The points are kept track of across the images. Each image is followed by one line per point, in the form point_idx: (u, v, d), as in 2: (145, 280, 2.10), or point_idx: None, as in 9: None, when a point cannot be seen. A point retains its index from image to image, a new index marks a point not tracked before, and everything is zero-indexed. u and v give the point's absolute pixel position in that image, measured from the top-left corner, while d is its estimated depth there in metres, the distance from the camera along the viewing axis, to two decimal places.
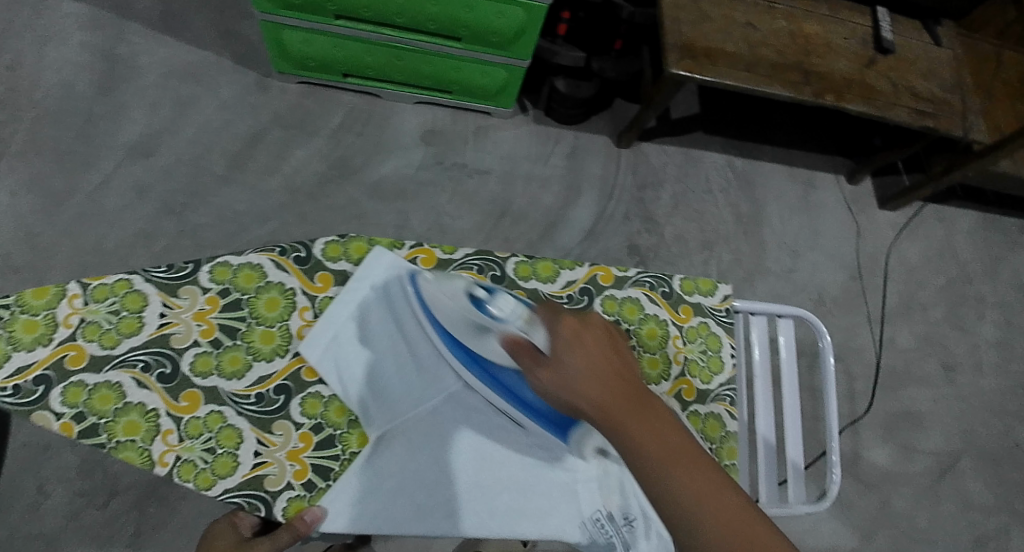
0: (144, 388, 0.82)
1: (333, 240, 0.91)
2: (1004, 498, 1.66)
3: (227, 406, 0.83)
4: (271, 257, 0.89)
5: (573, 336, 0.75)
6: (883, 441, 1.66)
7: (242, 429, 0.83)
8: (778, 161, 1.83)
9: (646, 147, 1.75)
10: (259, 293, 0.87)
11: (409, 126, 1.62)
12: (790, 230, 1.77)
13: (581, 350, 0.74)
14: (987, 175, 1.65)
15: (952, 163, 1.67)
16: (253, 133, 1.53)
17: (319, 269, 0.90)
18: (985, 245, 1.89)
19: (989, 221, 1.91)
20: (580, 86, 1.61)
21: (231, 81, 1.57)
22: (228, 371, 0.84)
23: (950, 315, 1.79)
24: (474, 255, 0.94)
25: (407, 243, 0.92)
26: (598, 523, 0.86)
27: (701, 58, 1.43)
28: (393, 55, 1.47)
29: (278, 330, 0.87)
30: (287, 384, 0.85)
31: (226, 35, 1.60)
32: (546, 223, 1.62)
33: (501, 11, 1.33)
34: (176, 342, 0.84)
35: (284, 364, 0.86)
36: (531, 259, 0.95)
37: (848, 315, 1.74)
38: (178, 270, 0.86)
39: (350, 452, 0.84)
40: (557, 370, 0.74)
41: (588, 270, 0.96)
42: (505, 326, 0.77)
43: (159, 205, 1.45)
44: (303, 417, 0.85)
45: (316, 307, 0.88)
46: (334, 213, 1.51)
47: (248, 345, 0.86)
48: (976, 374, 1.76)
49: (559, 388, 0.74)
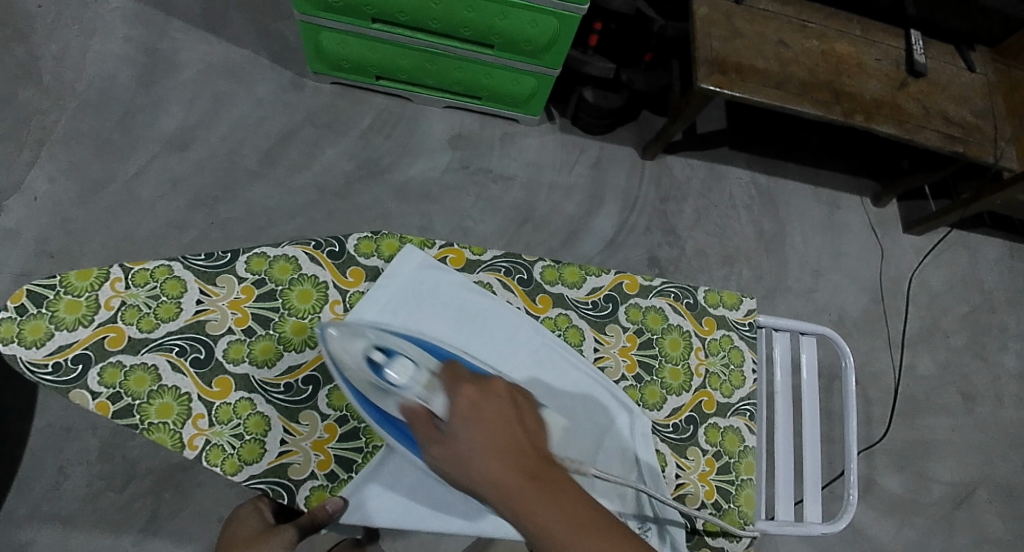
0: (178, 373, 0.84)
1: (366, 236, 0.92)
2: (1018, 531, 1.64)
3: (256, 394, 0.85)
4: (305, 250, 0.91)
5: (470, 407, 0.72)
6: (898, 467, 1.64)
7: (270, 416, 0.84)
8: (803, 179, 1.83)
9: (671, 160, 1.76)
10: (292, 285, 0.89)
11: (438, 130, 1.64)
12: (812, 250, 1.77)
13: (475, 421, 0.71)
14: (1016, 204, 1.64)
15: (981, 190, 1.66)
16: (285, 130, 1.56)
17: (351, 264, 0.91)
18: (1010, 276, 1.87)
19: (1015, 251, 1.89)
20: (609, 97, 1.62)
21: (267, 79, 1.59)
22: (259, 359, 0.86)
23: (972, 344, 1.78)
24: (503, 258, 0.95)
25: (436, 242, 0.94)
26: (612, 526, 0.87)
27: (731, 74, 1.44)
28: (426, 60, 1.49)
29: (308, 322, 0.88)
30: (315, 374, 0.87)
31: (264, 35, 1.63)
32: (568, 231, 1.63)
33: (535, 20, 1.34)
34: (211, 328, 0.86)
35: (314, 356, 0.87)
36: (558, 264, 0.96)
37: (868, 337, 1.73)
38: (216, 258, 0.88)
39: (373, 445, 0.85)
40: (449, 443, 0.71)
41: (614, 277, 0.97)
42: (405, 393, 0.75)
43: (191, 197, 1.47)
44: (330, 409, 0.86)
45: (346, 301, 0.90)
46: (360, 212, 1.53)
47: (279, 336, 0.87)
48: (996, 405, 1.74)
49: (453, 462, 0.70)
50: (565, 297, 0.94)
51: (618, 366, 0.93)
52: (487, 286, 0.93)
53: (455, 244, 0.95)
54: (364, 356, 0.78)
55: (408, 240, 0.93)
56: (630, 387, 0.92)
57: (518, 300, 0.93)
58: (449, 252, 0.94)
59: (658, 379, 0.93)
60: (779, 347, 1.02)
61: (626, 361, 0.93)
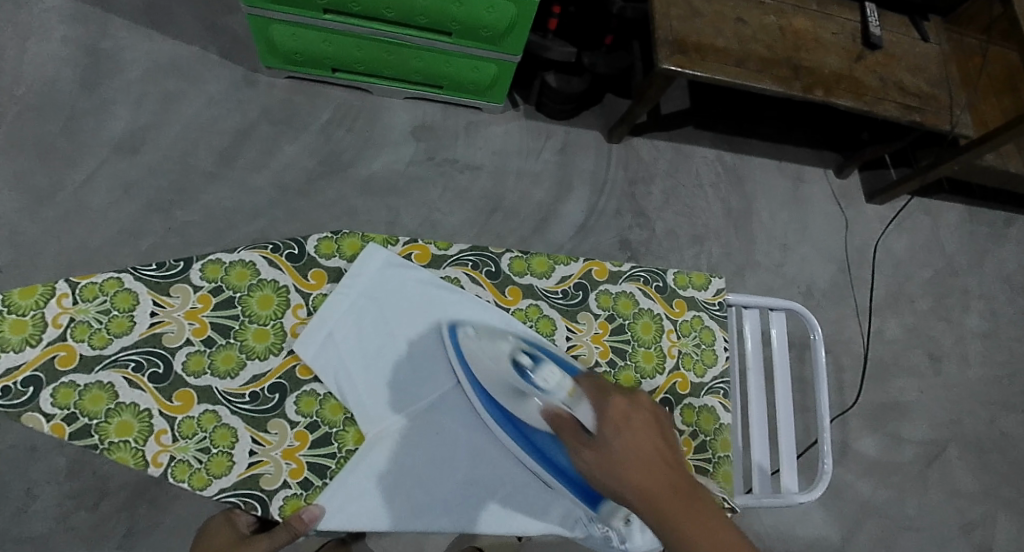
0: (136, 389, 0.81)
1: (327, 236, 0.91)
2: (990, 486, 1.68)
3: (220, 405, 0.83)
4: (263, 254, 0.88)
5: (619, 414, 0.73)
6: (872, 431, 1.67)
7: (237, 428, 0.82)
8: (767, 155, 1.84)
9: (636, 141, 1.75)
10: (252, 291, 0.87)
11: (399, 122, 1.61)
12: (779, 225, 1.78)
13: (627, 431, 0.72)
14: (974, 169, 1.68)
15: (940, 157, 1.69)
16: (241, 129, 1.52)
17: (312, 266, 0.89)
18: (971, 239, 1.90)
19: (974, 214, 1.93)
20: (571, 82, 1.61)
21: (219, 76, 1.55)
22: (221, 370, 0.84)
23: (937, 307, 1.81)
24: (469, 251, 0.94)
25: (400, 239, 0.92)
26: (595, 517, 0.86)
27: (691, 53, 1.43)
28: (382, 51, 1.46)
29: (271, 328, 0.86)
30: (282, 381, 0.85)
31: (212, 30, 1.59)
32: (537, 218, 1.62)
33: (491, 5, 1.32)
34: (168, 341, 0.83)
35: (279, 362, 0.85)
36: (526, 254, 0.95)
37: (837, 307, 1.75)
38: (169, 268, 0.86)
39: (346, 450, 0.84)
40: (600, 448, 0.72)
41: (582, 265, 0.96)
42: (550, 397, 0.76)
43: (146, 203, 1.43)
44: (299, 416, 0.84)
45: (310, 304, 0.88)
46: (324, 209, 1.50)
47: (241, 344, 0.85)
48: (962, 364, 1.77)
49: (600, 467, 0.72)
50: (534, 287, 0.93)
51: (591, 353, 0.93)
52: (455, 281, 0.92)
53: (419, 240, 0.93)
54: (509, 359, 0.79)
55: (372, 239, 0.91)
56: (604, 373, 0.92)
57: (487, 294, 0.92)
58: (414, 249, 0.92)
59: (632, 364, 0.93)
60: (750, 323, 1.02)
61: (598, 347, 0.93)
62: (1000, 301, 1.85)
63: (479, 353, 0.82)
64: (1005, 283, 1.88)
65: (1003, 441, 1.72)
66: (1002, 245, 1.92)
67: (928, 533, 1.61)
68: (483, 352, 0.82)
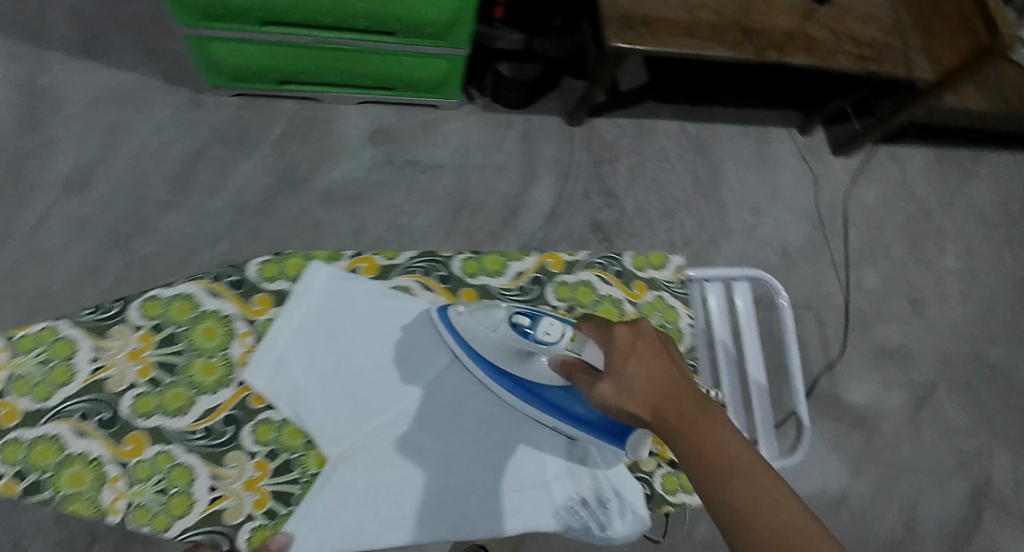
0: (85, 438, 0.80)
1: (268, 259, 0.89)
2: (983, 421, 1.70)
3: (174, 444, 0.82)
4: (203, 285, 0.87)
5: (624, 344, 0.76)
6: (861, 382, 1.68)
7: (193, 465, 0.82)
8: (731, 121, 1.84)
9: (598, 122, 1.75)
10: (195, 324, 0.86)
11: (354, 128, 1.59)
12: (749, 189, 1.78)
13: (633, 357, 0.76)
14: (933, 111, 1.70)
15: (899, 103, 1.70)
16: (192, 152, 1.50)
17: (256, 291, 0.88)
18: (940, 180, 1.92)
19: (941, 155, 1.94)
20: (525, 69, 1.61)
21: (163, 101, 1.53)
22: (171, 409, 0.83)
23: (913, 252, 1.82)
24: (419, 258, 0.94)
25: (346, 253, 0.92)
26: (571, 509, 0.89)
27: (640, 28, 1.42)
28: (328, 57, 1.42)
29: (219, 361, 0.86)
30: (235, 413, 0.84)
31: (152, 54, 1.56)
32: (506, 210, 1.61)
33: (432, 1, 1.29)
34: (112, 386, 0.82)
35: (230, 394, 0.85)
36: (478, 255, 0.94)
37: (814, 264, 1.76)
38: (105, 310, 0.84)
39: (310, 474, 0.84)
40: (611, 379, 0.76)
41: (537, 259, 0.95)
42: (556, 347, 0.82)
43: (103, 239, 1.41)
44: (256, 446, 0.84)
45: (257, 331, 0.87)
46: (286, 225, 1.48)
47: (190, 380, 0.84)
48: (943, 305, 1.79)
49: (614, 397, 0.75)
50: (489, 287, 0.93)
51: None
52: (406, 289, 0.93)
53: (366, 252, 0.93)
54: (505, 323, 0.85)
55: (314, 256, 0.90)
56: None
57: (440, 298, 0.93)
58: (360, 262, 0.92)
59: None
60: (715, 297, 1.03)
61: None
62: (974, 238, 1.87)
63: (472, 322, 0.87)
64: (978, 220, 1.90)
65: (991, 376, 1.74)
66: (971, 182, 1.94)
67: (928, 475, 1.62)
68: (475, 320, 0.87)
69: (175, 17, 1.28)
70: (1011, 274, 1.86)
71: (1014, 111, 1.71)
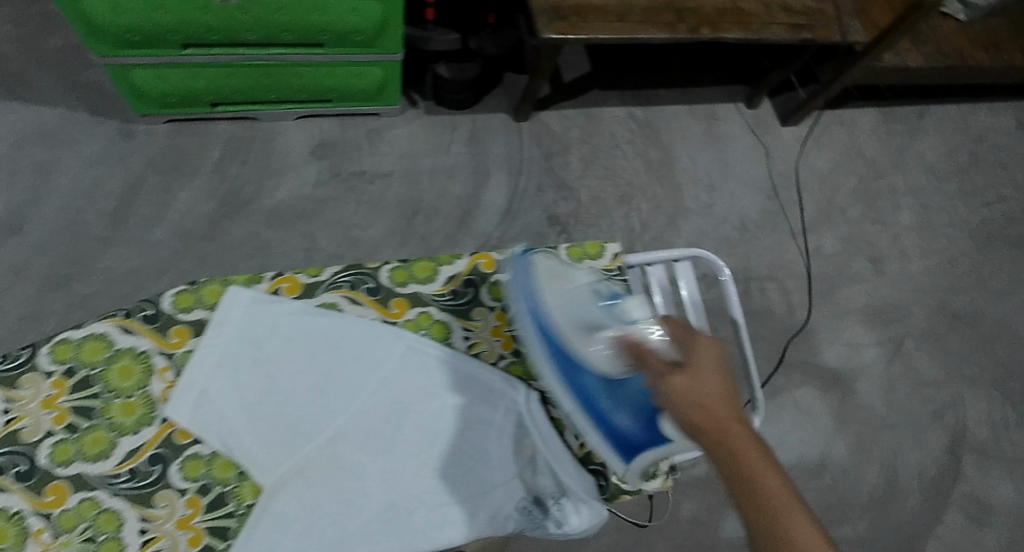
0: (5, 491, 0.81)
1: (182, 289, 0.89)
2: (953, 370, 1.72)
3: (99, 490, 0.82)
4: (115, 323, 0.87)
5: (701, 357, 0.79)
6: (829, 346, 1.69)
7: (121, 510, 0.82)
8: (677, 102, 1.84)
9: (545, 115, 1.74)
10: (110, 364, 0.86)
11: (295, 143, 1.57)
12: (701, 167, 1.79)
13: (710, 368, 0.79)
14: (873, 73, 1.72)
15: (839, 69, 1.71)
16: (128, 184, 1.47)
17: (171, 323, 0.88)
18: (888, 138, 1.94)
19: (888, 114, 1.97)
20: (464, 68, 1.59)
21: (93, 134, 1.50)
22: (91, 453, 0.83)
23: (869, 212, 1.84)
24: (344, 272, 0.94)
25: (266, 275, 0.93)
26: (527, 510, 0.89)
27: (571, 17, 1.41)
28: (257, 75, 1.40)
29: (138, 399, 0.86)
30: (160, 452, 0.84)
31: (76, 87, 1.53)
32: (460, 212, 1.60)
33: (354, 7, 1.27)
34: (28, 436, 0.82)
35: (153, 432, 0.85)
36: (406, 263, 0.96)
37: (772, 235, 1.77)
38: (15, 360, 0.84)
39: (245, 505, 0.84)
40: (684, 376, 0.78)
41: (469, 261, 0.97)
42: (637, 325, 0.86)
43: (42, 282, 1.38)
44: (185, 482, 0.84)
45: (176, 364, 0.87)
46: (233, 250, 1.46)
47: (109, 422, 0.84)
48: (903, 260, 1.81)
49: (681, 395, 0.78)
50: (420, 295, 0.95)
51: (493, 348, 0.96)
52: (333, 305, 0.93)
53: (287, 272, 0.93)
54: (590, 293, 0.91)
55: (230, 280, 0.91)
56: (512, 364, 0.96)
57: (369, 311, 0.93)
58: (283, 282, 0.93)
59: None
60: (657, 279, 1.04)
61: (500, 340, 0.96)
62: (928, 193, 1.90)
63: (551, 286, 0.92)
64: (930, 174, 1.92)
65: (957, 324, 1.77)
66: (920, 137, 1.97)
67: (904, 429, 1.64)
68: (554, 285, 0.92)
69: (91, 47, 1.26)
70: (966, 223, 1.89)
71: (953, 63, 1.74)
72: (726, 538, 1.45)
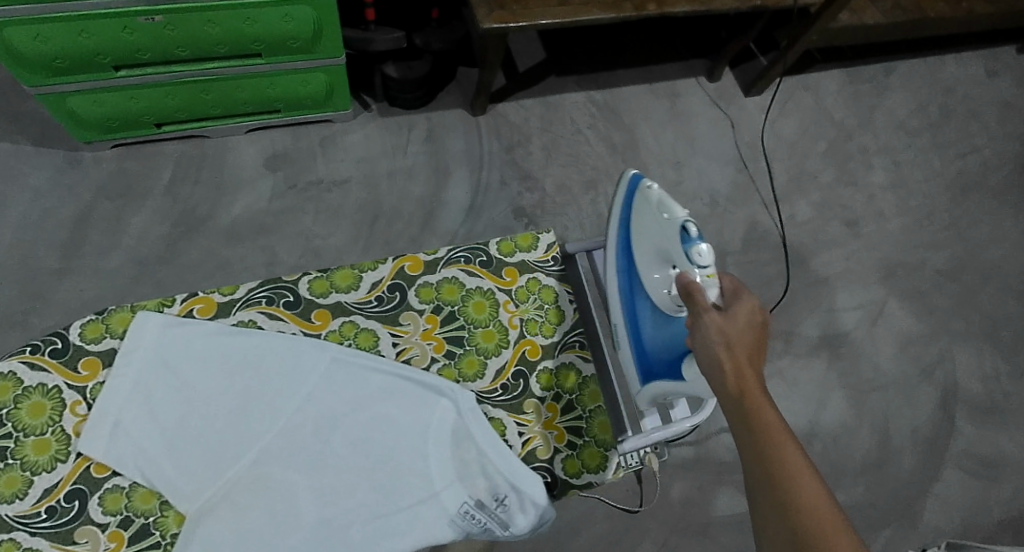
0: None
1: (91, 319, 0.88)
2: (938, 326, 1.71)
3: (16, 531, 0.81)
4: (22, 359, 0.85)
5: (744, 313, 0.81)
6: (810, 314, 1.68)
7: (41, 550, 0.80)
8: (637, 82, 1.83)
9: (502, 107, 1.73)
10: (18, 402, 0.84)
11: (248, 157, 1.55)
12: (666, 145, 1.78)
13: (745, 322, 0.81)
14: (830, 34, 1.71)
15: (795, 33, 1.70)
16: (80, 214, 1.45)
17: (82, 355, 0.87)
18: (855, 99, 1.93)
19: (853, 75, 1.96)
20: (412, 67, 1.57)
21: (40, 166, 1.48)
22: (6, 494, 0.81)
23: (841, 175, 1.84)
24: (261, 287, 0.93)
25: (177, 298, 0.91)
26: (468, 515, 0.86)
27: (512, 5, 1.39)
28: (198, 91, 1.38)
29: (51, 436, 0.84)
30: (78, 487, 0.83)
31: (19, 120, 1.50)
32: (423, 212, 1.59)
33: (287, 15, 1.25)
34: None
35: (69, 469, 0.83)
36: (327, 272, 0.95)
37: (743, 207, 1.76)
38: None
39: (170, 535, 0.83)
40: (720, 318, 0.81)
41: (394, 265, 0.97)
42: (697, 269, 0.84)
43: (0, 320, 1.36)
44: (106, 517, 0.82)
45: (88, 397, 0.86)
46: (192, 271, 1.45)
47: (22, 462, 0.83)
48: (880, 221, 1.80)
49: (713, 333, 0.80)
50: (343, 304, 0.94)
51: (424, 352, 0.94)
52: (250, 322, 0.92)
53: (200, 292, 0.92)
54: (674, 224, 0.88)
55: (141, 307, 0.89)
56: (445, 366, 0.94)
57: (290, 325, 0.93)
58: (195, 303, 0.91)
59: (472, 348, 0.95)
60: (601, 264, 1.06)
61: (431, 343, 0.95)
62: (900, 150, 1.89)
63: (646, 208, 0.93)
64: (900, 131, 1.92)
65: (939, 280, 1.76)
66: (887, 95, 1.96)
67: (892, 390, 1.63)
68: (644, 208, 0.94)
69: (22, 78, 1.25)
70: (942, 177, 1.88)
71: (916, 17, 1.71)
72: (718, 518, 1.44)
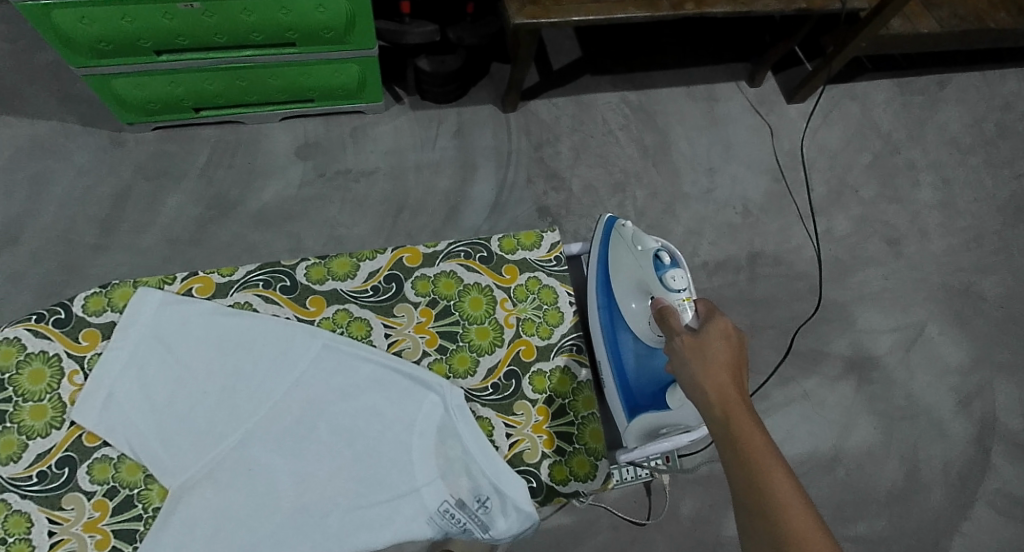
0: None
1: (94, 292, 0.93)
2: (979, 353, 1.66)
3: (9, 492, 0.86)
4: (26, 326, 0.90)
5: (719, 334, 0.86)
6: (841, 331, 1.64)
7: (30, 512, 0.86)
8: (674, 84, 1.81)
9: (534, 105, 1.72)
10: (21, 368, 0.90)
11: (281, 145, 1.58)
12: (701, 150, 1.75)
13: (721, 341, 0.85)
14: (881, 42, 1.66)
15: (844, 38, 1.66)
16: (118, 193, 1.49)
17: (83, 326, 0.92)
18: (905, 111, 1.88)
19: (903, 86, 1.91)
20: (445, 61, 1.57)
21: (84, 145, 1.52)
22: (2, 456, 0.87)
23: (884, 191, 1.79)
24: (259, 271, 0.97)
25: (179, 276, 0.96)
26: (448, 514, 0.89)
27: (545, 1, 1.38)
28: (234, 77, 1.41)
29: (48, 403, 0.89)
30: (69, 455, 0.88)
31: (67, 99, 1.55)
32: (448, 207, 1.59)
33: (321, 6, 1.27)
34: None
35: (63, 436, 0.88)
36: (325, 260, 0.99)
37: (777, 217, 1.72)
38: None
39: (152, 509, 0.87)
40: (697, 341, 0.86)
41: (392, 256, 1.00)
42: (674, 293, 0.93)
43: (37, 292, 1.41)
44: (94, 485, 0.87)
45: (85, 368, 0.90)
46: (220, 253, 1.48)
47: (19, 426, 0.88)
48: (923, 241, 1.75)
49: (693, 357, 0.85)
50: (340, 291, 0.98)
51: (417, 345, 0.97)
52: (246, 304, 0.96)
53: (200, 272, 0.96)
54: (647, 255, 0.96)
55: (144, 282, 0.94)
56: (436, 361, 0.97)
57: (285, 309, 0.96)
58: (195, 282, 0.96)
59: (466, 344, 0.98)
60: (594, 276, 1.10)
61: (424, 337, 0.98)
62: (948, 167, 1.84)
63: (621, 245, 1.01)
64: (950, 148, 1.86)
65: (981, 306, 1.71)
66: (939, 108, 1.90)
67: (923, 415, 1.59)
68: (621, 245, 1.01)
69: (66, 57, 1.29)
70: (993, 198, 1.82)
71: (971, 27, 1.66)
72: (729, 536, 1.42)
